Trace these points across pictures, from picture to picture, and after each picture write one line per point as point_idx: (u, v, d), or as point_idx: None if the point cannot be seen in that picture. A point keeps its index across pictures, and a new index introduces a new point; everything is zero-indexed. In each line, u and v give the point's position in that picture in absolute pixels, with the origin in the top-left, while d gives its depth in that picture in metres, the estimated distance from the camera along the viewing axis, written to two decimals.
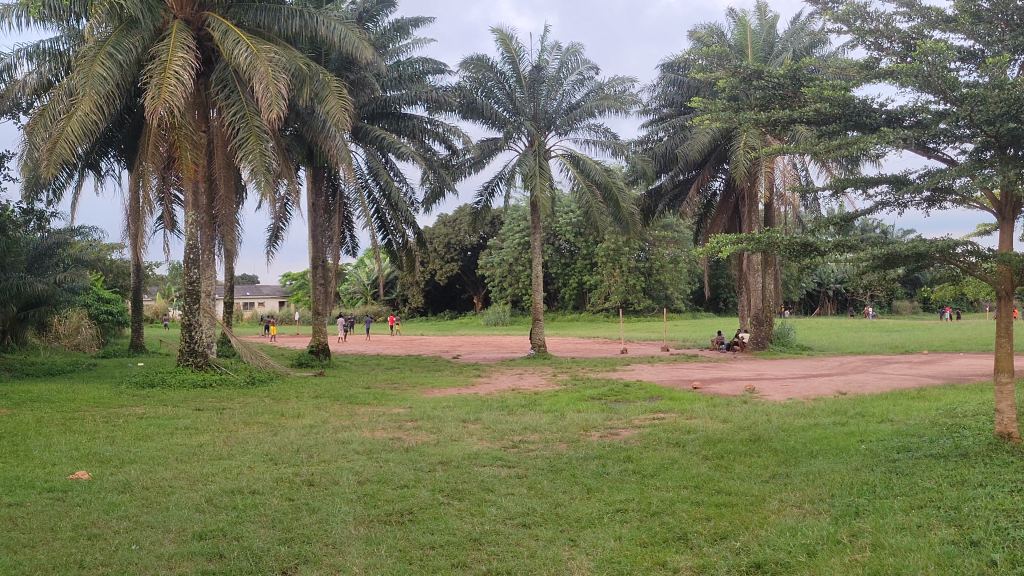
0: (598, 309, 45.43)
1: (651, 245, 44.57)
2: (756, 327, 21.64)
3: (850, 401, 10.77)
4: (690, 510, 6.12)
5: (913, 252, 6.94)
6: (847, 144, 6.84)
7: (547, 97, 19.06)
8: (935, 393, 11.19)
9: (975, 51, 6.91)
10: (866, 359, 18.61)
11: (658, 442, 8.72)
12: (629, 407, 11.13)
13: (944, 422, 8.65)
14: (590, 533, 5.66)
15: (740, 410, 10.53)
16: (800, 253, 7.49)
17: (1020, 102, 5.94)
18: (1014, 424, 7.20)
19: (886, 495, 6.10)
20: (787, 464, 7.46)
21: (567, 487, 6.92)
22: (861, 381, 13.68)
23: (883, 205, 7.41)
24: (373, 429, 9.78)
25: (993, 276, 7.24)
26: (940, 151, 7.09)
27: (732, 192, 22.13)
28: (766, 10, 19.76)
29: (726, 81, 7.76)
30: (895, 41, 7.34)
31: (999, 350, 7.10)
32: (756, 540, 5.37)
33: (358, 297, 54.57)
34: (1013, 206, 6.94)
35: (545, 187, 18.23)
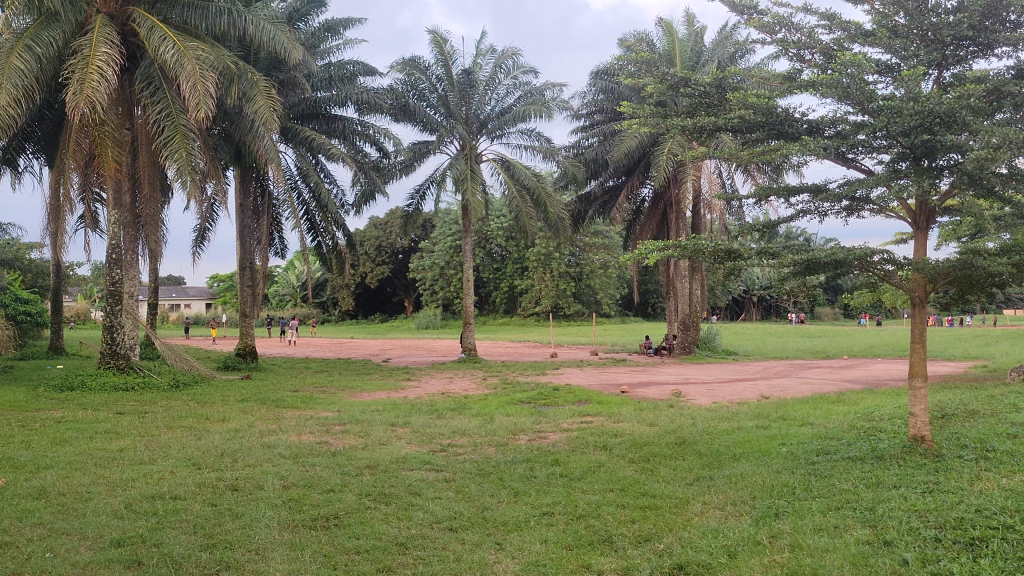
0: (528, 313, 45.56)
1: (582, 250, 45.43)
2: (683, 331, 22.00)
3: (772, 405, 10.98)
4: (615, 513, 6.19)
5: (832, 259, 7.13)
6: (769, 152, 7.00)
7: (479, 101, 19.08)
8: (854, 397, 11.48)
9: (892, 64, 7.12)
10: (789, 364, 18.98)
11: (585, 445, 8.79)
12: (557, 411, 11.19)
13: (862, 426, 8.88)
14: (516, 537, 5.68)
15: (666, 414, 10.65)
16: (724, 258, 7.64)
17: (934, 115, 6.12)
18: (926, 428, 7.41)
19: (804, 497, 6.24)
20: (711, 467, 7.59)
21: (494, 491, 6.93)
22: (784, 385, 13.97)
23: (804, 213, 7.60)
24: (300, 433, 9.66)
25: (909, 284, 7.47)
26: (859, 162, 7.30)
27: (661, 199, 22.45)
28: (694, 20, 20.06)
29: (654, 87, 7.87)
30: (816, 52, 7.54)
31: (912, 355, 7.31)
32: (679, 542, 5.45)
33: (288, 299, 53.85)
34: (927, 216, 7.17)
35: (476, 190, 18.23)
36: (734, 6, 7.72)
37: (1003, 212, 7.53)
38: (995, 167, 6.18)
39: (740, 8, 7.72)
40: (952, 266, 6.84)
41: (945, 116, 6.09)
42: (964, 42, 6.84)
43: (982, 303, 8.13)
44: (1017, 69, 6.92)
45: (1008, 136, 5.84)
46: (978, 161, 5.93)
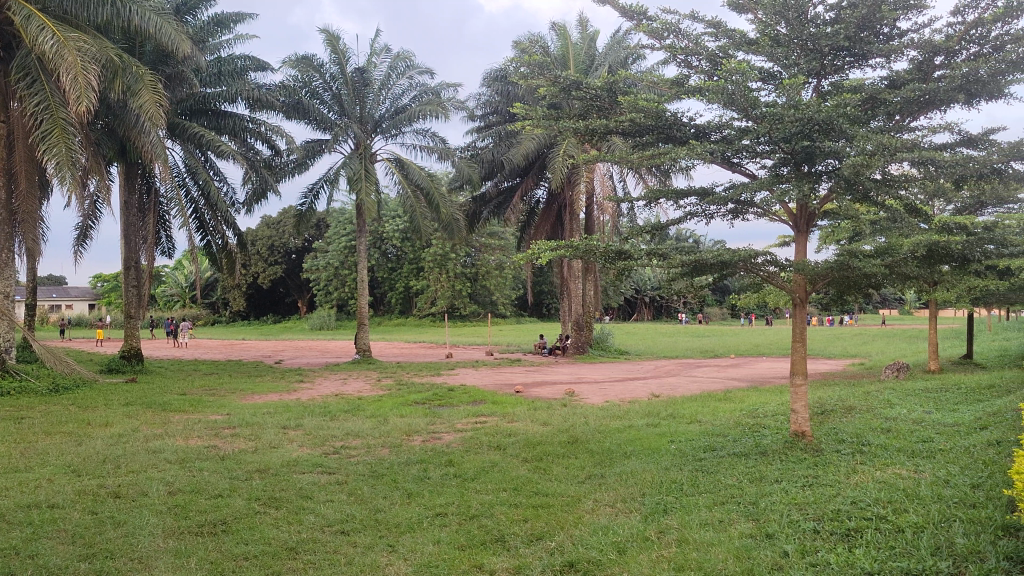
0: (423, 313, 45.44)
1: (478, 250, 45.81)
2: (576, 331, 22.22)
3: (661, 403, 11.22)
4: (508, 512, 6.22)
5: (718, 261, 7.34)
6: (659, 155, 7.16)
7: (374, 100, 18.94)
8: (739, 395, 11.80)
9: (774, 72, 7.35)
10: (679, 363, 19.43)
11: (479, 445, 8.81)
12: (451, 411, 11.20)
13: (746, 422, 9.15)
14: (409, 538, 5.65)
15: (559, 413, 10.77)
16: (615, 258, 7.75)
17: (814, 122, 6.31)
18: (807, 424, 7.71)
19: (692, 493, 6.39)
20: (603, 465, 7.70)
21: (388, 492, 6.88)
22: (673, 383, 14.29)
23: (691, 216, 7.80)
24: (187, 437, 9.39)
25: (789, 284, 7.78)
26: (743, 166, 7.53)
27: (556, 199, 22.67)
28: (588, 24, 20.29)
29: (547, 89, 7.90)
30: (703, 59, 7.73)
31: (793, 354, 7.58)
32: (570, 540, 5.52)
33: (176, 300, 52.32)
34: (807, 219, 7.46)
35: (370, 190, 18.05)
36: (625, 11, 7.84)
37: (877, 217, 7.87)
38: (871, 173, 6.45)
39: (630, 14, 7.86)
40: (829, 267, 7.11)
41: (824, 123, 6.30)
42: (841, 52, 7.15)
43: (859, 303, 8.47)
44: (890, 80, 7.26)
45: (881, 143, 6.12)
46: (854, 166, 6.17)
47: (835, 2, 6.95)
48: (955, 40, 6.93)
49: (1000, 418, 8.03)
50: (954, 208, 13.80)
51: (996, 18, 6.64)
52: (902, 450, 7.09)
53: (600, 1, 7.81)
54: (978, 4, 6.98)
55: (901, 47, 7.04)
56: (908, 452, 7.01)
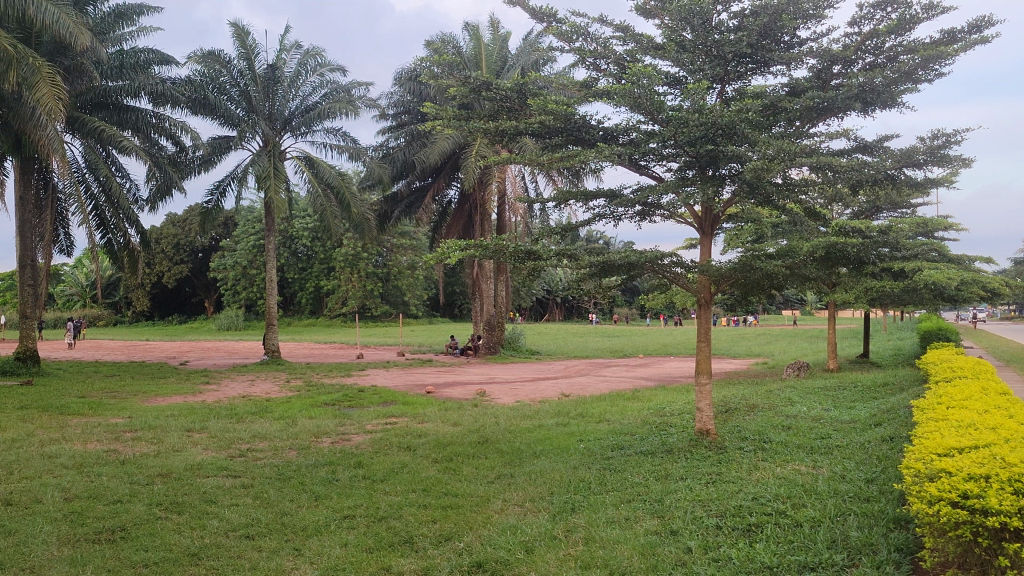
0: (334, 314, 44.61)
1: (389, 251, 45.77)
2: (488, 331, 22.32)
3: (571, 403, 11.31)
4: (416, 513, 6.19)
5: (625, 261, 7.44)
6: (568, 157, 7.22)
7: (283, 97, 18.66)
8: (647, 394, 11.98)
9: (680, 77, 7.49)
10: (589, 363, 19.69)
11: (387, 446, 8.74)
12: (361, 413, 11.10)
13: (653, 421, 9.30)
14: (315, 541, 5.58)
15: (469, 413, 10.77)
16: (524, 260, 7.73)
17: (718, 128, 6.43)
18: (711, 422, 7.87)
19: (599, 491, 6.47)
20: (512, 465, 7.73)
21: (294, 495, 6.78)
22: (582, 383, 14.42)
23: (599, 218, 7.88)
24: (85, 441, 9.09)
25: (694, 285, 7.94)
26: (650, 169, 7.64)
27: (467, 200, 22.69)
28: (500, 25, 20.33)
29: (456, 89, 7.84)
30: (612, 62, 7.83)
31: (698, 353, 7.73)
32: (478, 540, 5.52)
33: (76, 300, 50.59)
34: (711, 222, 7.63)
35: (279, 189, 17.75)
36: (535, 13, 7.90)
37: (779, 220, 8.08)
38: (772, 177, 6.62)
39: (540, 16, 7.91)
40: (733, 268, 7.26)
41: (727, 127, 6.41)
42: (744, 59, 7.33)
43: (762, 304, 8.68)
44: (791, 87, 7.45)
45: (782, 148, 6.28)
46: (757, 170, 6.31)
47: (739, 10, 7.10)
48: (852, 50, 7.17)
49: (894, 415, 8.34)
50: (851, 212, 14.30)
51: (891, 30, 6.90)
52: (801, 447, 7.30)
53: (510, 3, 7.84)
54: (874, 15, 7.23)
55: (801, 55, 7.25)
56: (807, 448, 7.22)
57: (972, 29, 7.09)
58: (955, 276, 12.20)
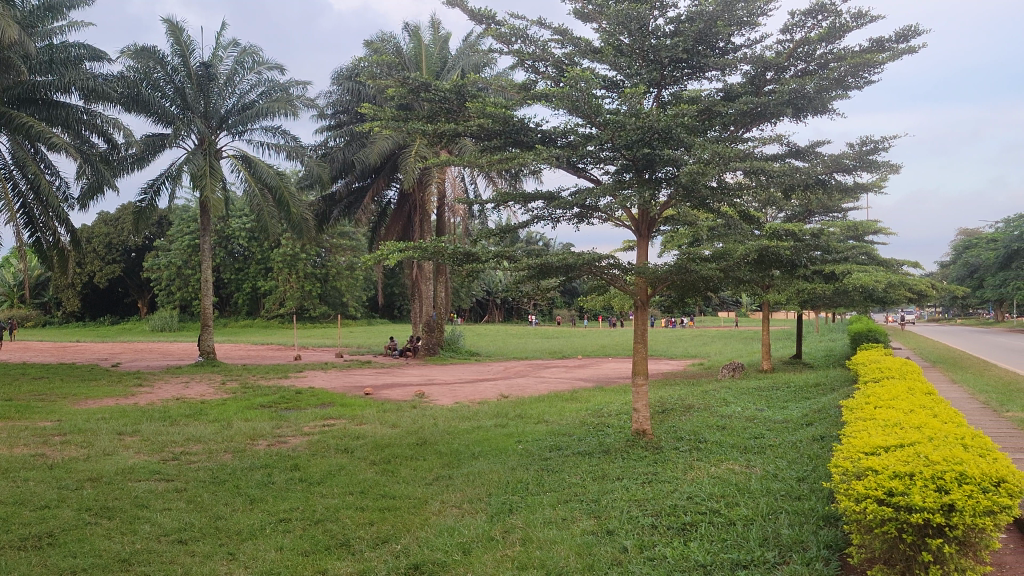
0: (272, 315, 44.00)
1: (328, 251, 45.47)
2: (427, 333, 22.21)
3: (510, 403, 11.34)
4: (353, 516, 6.15)
5: (563, 263, 7.49)
6: (506, 159, 7.24)
7: (219, 95, 18.41)
8: (585, 395, 12.06)
9: (617, 81, 7.55)
10: (528, 364, 19.77)
11: (325, 448, 8.68)
12: (298, 414, 10.99)
13: (591, 421, 9.38)
14: (250, 545, 5.51)
15: (408, 414, 10.74)
16: (463, 261, 7.71)
17: (654, 132, 6.49)
18: (648, 422, 7.95)
19: (536, 491, 6.49)
20: (451, 466, 7.71)
21: (229, 499, 6.69)
22: (521, 384, 14.46)
23: (538, 220, 7.92)
24: (12, 445, 8.84)
25: (631, 287, 8.02)
26: (588, 171, 7.69)
27: (406, 201, 22.64)
28: (440, 26, 20.31)
29: (395, 90, 7.80)
30: (550, 65, 7.87)
31: (634, 355, 7.81)
32: (415, 542, 5.51)
33: (2, 300, 49.14)
34: (648, 225, 7.72)
35: (215, 188, 17.48)
36: (474, 14, 7.90)
37: (714, 223, 8.19)
38: (707, 180, 6.72)
39: (479, 17, 7.91)
40: (669, 271, 7.34)
41: (663, 131, 6.47)
42: (680, 64, 7.44)
43: (698, 305, 8.81)
44: (725, 92, 7.57)
45: (717, 152, 6.38)
46: (692, 173, 6.40)
47: (674, 16, 7.18)
48: (784, 57, 7.30)
49: (825, 414, 8.51)
50: (785, 216, 14.55)
51: (822, 38, 7.03)
52: (736, 446, 7.43)
53: (449, 3, 7.83)
54: (805, 23, 7.38)
55: (734, 61, 7.36)
56: (741, 448, 7.34)
57: (900, 38, 7.28)
58: (883, 279, 12.50)
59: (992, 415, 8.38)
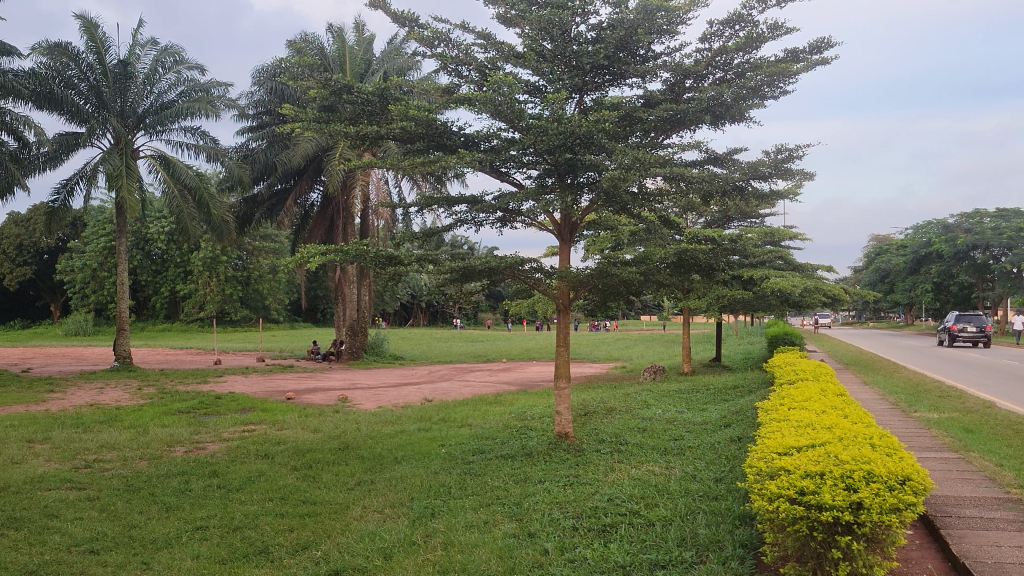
0: (191, 319, 43.09)
1: (250, 254, 44.81)
2: (352, 337, 22.09)
3: (434, 408, 11.31)
4: (273, 523, 6.06)
5: (486, 267, 7.53)
6: (429, 162, 7.22)
7: (136, 94, 18.05)
8: (509, 398, 12.10)
9: (539, 86, 7.60)
10: (452, 367, 19.76)
11: (245, 454, 8.54)
12: (218, 420, 10.79)
13: (514, 425, 9.41)
14: (165, 554, 5.40)
15: (330, 419, 10.63)
16: (385, 265, 7.63)
17: (576, 138, 6.55)
18: (570, 425, 8.02)
19: (459, 495, 6.49)
20: (374, 471, 7.66)
21: (144, 507, 6.53)
22: (446, 388, 14.44)
23: (461, 223, 7.92)
24: None
25: (553, 291, 8.08)
26: (511, 175, 7.73)
27: (329, 204, 22.46)
28: (364, 27, 20.17)
29: (317, 91, 7.72)
30: (473, 69, 7.89)
31: (558, 358, 7.86)
32: (336, 548, 5.45)
33: None
34: (570, 229, 7.78)
35: (131, 188, 17.07)
36: (397, 17, 7.87)
37: (635, 228, 8.29)
38: (628, 186, 6.83)
39: (402, 20, 7.89)
40: (591, 275, 7.40)
41: (584, 136, 6.51)
42: (601, 71, 7.53)
43: (620, 309, 8.91)
44: (646, 99, 7.67)
45: (638, 158, 6.47)
46: (614, 179, 6.49)
47: (596, 23, 7.24)
48: (703, 65, 7.43)
49: (742, 416, 8.69)
50: (704, 221, 14.82)
51: (740, 47, 7.18)
52: (656, 448, 7.54)
53: (372, 5, 7.78)
54: (723, 32, 7.52)
55: (654, 69, 7.47)
56: (661, 449, 7.45)
57: (813, 50, 7.47)
58: (799, 284, 12.82)
59: (901, 416, 8.65)
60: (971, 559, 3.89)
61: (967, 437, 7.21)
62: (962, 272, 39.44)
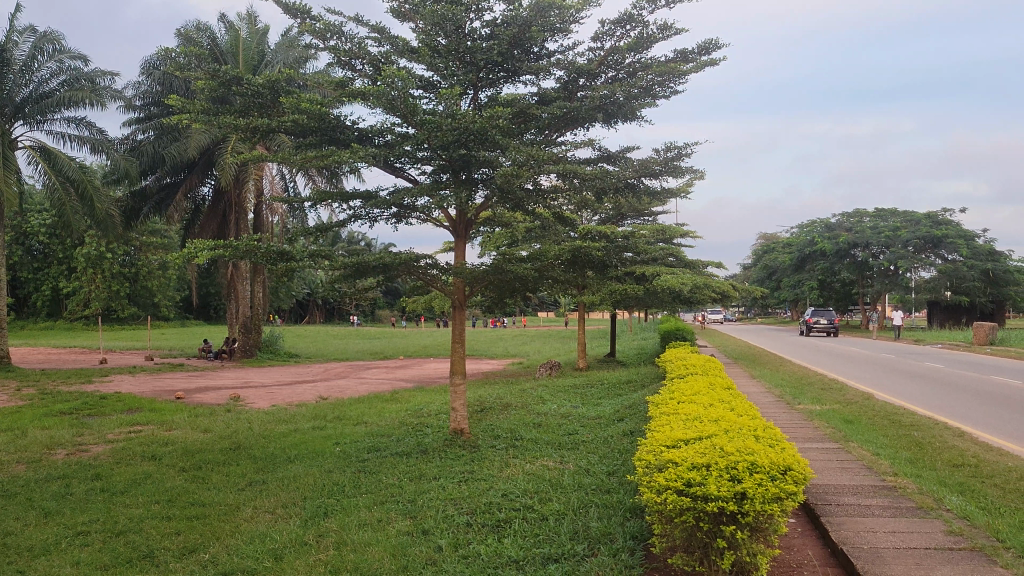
0: (74, 316, 41.51)
1: (137, 250, 43.52)
2: (245, 334, 21.53)
3: (328, 406, 11.17)
4: (158, 526, 5.89)
5: (380, 263, 7.47)
6: (322, 157, 7.11)
7: (14, 82, 17.26)
8: (405, 396, 12.05)
9: (434, 81, 7.57)
10: (348, 365, 19.58)
11: (131, 456, 8.26)
12: (102, 421, 10.41)
13: (410, 422, 9.36)
14: (43, 562, 5.17)
15: (221, 419, 10.37)
16: (277, 261, 7.45)
17: (470, 134, 6.54)
18: (465, 422, 8.01)
19: (352, 494, 6.42)
20: (265, 470, 7.51)
21: (20, 513, 6.25)
22: (341, 386, 14.28)
23: (354, 219, 7.83)
24: None
25: (448, 287, 8.06)
26: (405, 171, 7.68)
27: (221, 198, 21.98)
28: (257, 19, 19.74)
29: (204, 82, 7.51)
30: (366, 63, 7.81)
31: (452, 354, 7.83)
32: (225, 550, 5.32)
33: None
34: (465, 226, 7.78)
35: (9, 180, 16.35)
36: (288, 8, 7.73)
37: (530, 224, 8.33)
38: (522, 182, 6.87)
39: (293, 12, 7.75)
40: (486, 271, 7.40)
41: (478, 133, 6.51)
42: (495, 67, 7.55)
43: (517, 305, 8.95)
44: (540, 96, 7.71)
45: (531, 155, 6.54)
46: (508, 175, 6.52)
47: (490, 19, 7.24)
48: (596, 64, 7.52)
49: (634, 411, 8.84)
50: (599, 219, 15.04)
51: (632, 46, 7.28)
52: (550, 443, 7.60)
53: None
54: (615, 32, 7.63)
55: (548, 66, 7.52)
56: (555, 444, 7.53)
57: (702, 51, 7.64)
58: (689, 281, 13.12)
59: (786, 408, 8.94)
60: (848, 545, 4.03)
61: (847, 428, 7.48)
62: (843, 269, 41.02)
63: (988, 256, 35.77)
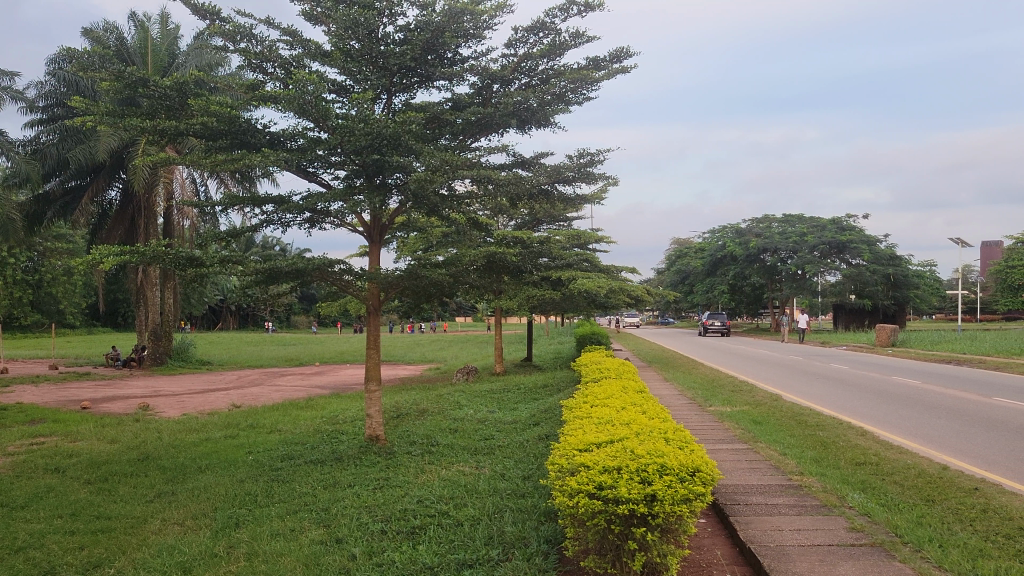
0: None
1: (41, 255, 42.20)
2: (154, 341, 21.04)
3: (241, 414, 10.97)
4: (61, 541, 5.69)
5: (292, 268, 7.36)
6: (232, 160, 6.98)
7: None
8: (320, 402, 11.91)
9: (346, 85, 7.51)
10: (262, 371, 19.28)
11: (33, 469, 7.97)
12: (2, 433, 10.04)
13: (324, 429, 9.26)
14: None
15: (129, 429, 10.09)
16: (187, 267, 7.27)
17: (383, 139, 6.49)
18: (380, 428, 7.96)
19: (265, 503, 6.31)
20: (174, 481, 7.33)
21: None
22: (255, 393, 14.06)
23: (267, 223, 7.70)
24: None
25: (363, 293, 7.99)
26: (317, 175, 7.60)
27: (130, 202, 21.42)
28: (168, 20, 19.35)
29: (109, 82, 7.29)
30: (277, 65, 7.70)
31: (367, 361, 7.77)
32: (132, 564, 5.18)
33: None
34: (379, 231, 7.72)
35: None
36: (197, 9, 7.58)
37: (445, 229, 8.32)
38: (436, 187, 6.86)
39: (203, 12, 7.59)
40: (401, 277, 7.37)
41: (391, 138, 6.48)
42: (408, 72, 7.52)
43: (433, 310, 8.91)
44: (454, 102, 7.69)
45: (445, 160, 6.54)
46: (421, 180, 6.52)
47: (403, 24, 7.20)
48: (509, 70, 7.55)
49: (550, 414, 8.90)
50: (515, 224, 15.11)
51: (544, 53, 7.35)
52: (466, 448, 7.60)
53: None
54: (528, 39, 7.68)
55: (462, 72, 7.52)
56: (471, 449, 7.53)
57: (613, 58, 7.75)
58: (604, 285, 13.27)
59: (698, 410, 9.10)
60: (755, 543, 4.12)
61: (756, 429, 7.65)
62: (753, 273, 41.98)
63: (890, 260, 37.03)
